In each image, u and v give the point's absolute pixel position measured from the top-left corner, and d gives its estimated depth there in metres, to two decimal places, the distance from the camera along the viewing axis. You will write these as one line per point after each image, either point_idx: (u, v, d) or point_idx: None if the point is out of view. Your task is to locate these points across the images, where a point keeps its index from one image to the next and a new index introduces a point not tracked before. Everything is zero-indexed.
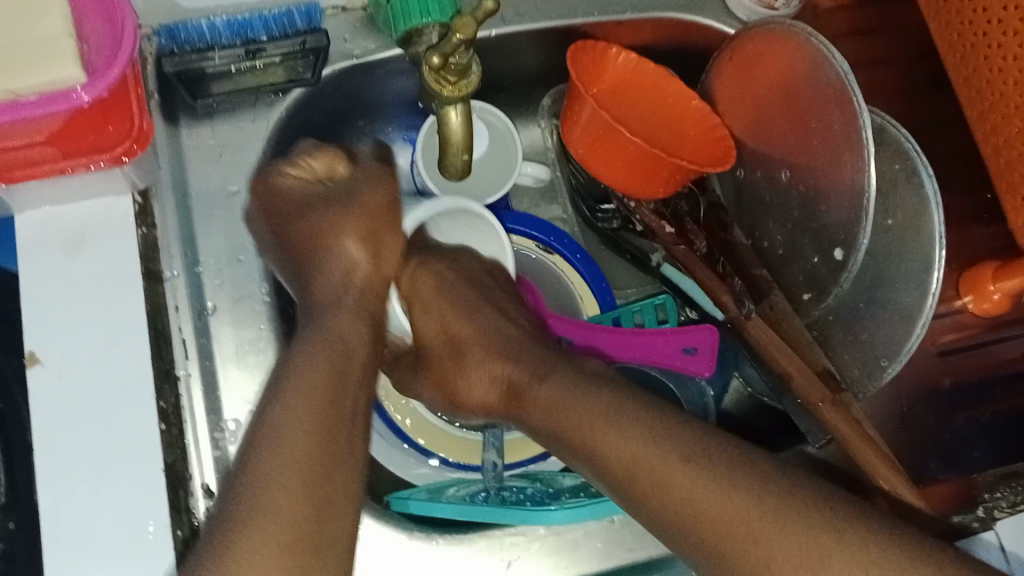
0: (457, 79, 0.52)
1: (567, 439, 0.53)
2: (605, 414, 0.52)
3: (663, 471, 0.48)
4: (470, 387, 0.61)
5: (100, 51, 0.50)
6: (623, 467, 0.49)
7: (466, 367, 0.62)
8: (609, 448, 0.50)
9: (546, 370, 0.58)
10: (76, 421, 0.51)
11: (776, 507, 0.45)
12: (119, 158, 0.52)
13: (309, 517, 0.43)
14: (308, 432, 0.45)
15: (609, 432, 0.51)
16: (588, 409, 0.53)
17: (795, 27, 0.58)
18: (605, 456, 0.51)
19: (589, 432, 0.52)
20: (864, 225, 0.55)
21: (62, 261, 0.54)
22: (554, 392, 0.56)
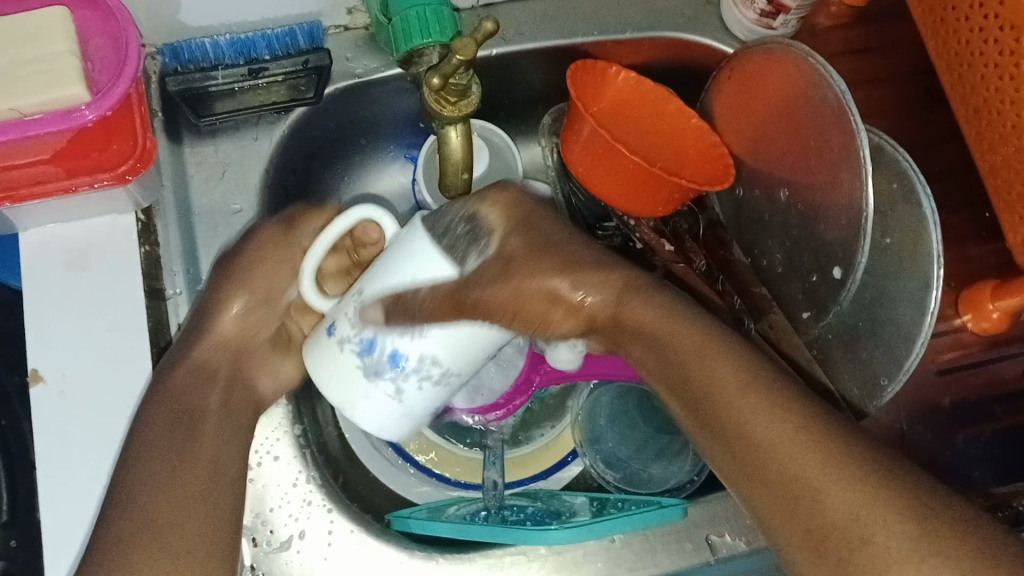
0: (457, 100, 0.52)
1: (671, 362, 0.51)
2: (723, 346, 0.50)
3: (765, 410, 0.47)
4: (578, 294, 0.54)
5: (102, 71, 0.51)
6: (725, 406, 0.48)
7: (570, 274, 0.54)
8: (722, 380, 0.49)
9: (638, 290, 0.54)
10: (77, 439, 0.52)
11: (819, 441, 0.45)
12: (123, 178, 0.52)
13: (203, 522, 0.49)
14: (225, 462, 0.52)
15: (712, 370, 0.49)
16: (683, 338, 0.51)
17: (793, 46, 0.58)
18: (713, 388, 0.49)
19: (670, 363, 0.51)
20: (862, 244, 0.55)
21: (66, 280, 0.55)
22: (638, 306, 0.53)
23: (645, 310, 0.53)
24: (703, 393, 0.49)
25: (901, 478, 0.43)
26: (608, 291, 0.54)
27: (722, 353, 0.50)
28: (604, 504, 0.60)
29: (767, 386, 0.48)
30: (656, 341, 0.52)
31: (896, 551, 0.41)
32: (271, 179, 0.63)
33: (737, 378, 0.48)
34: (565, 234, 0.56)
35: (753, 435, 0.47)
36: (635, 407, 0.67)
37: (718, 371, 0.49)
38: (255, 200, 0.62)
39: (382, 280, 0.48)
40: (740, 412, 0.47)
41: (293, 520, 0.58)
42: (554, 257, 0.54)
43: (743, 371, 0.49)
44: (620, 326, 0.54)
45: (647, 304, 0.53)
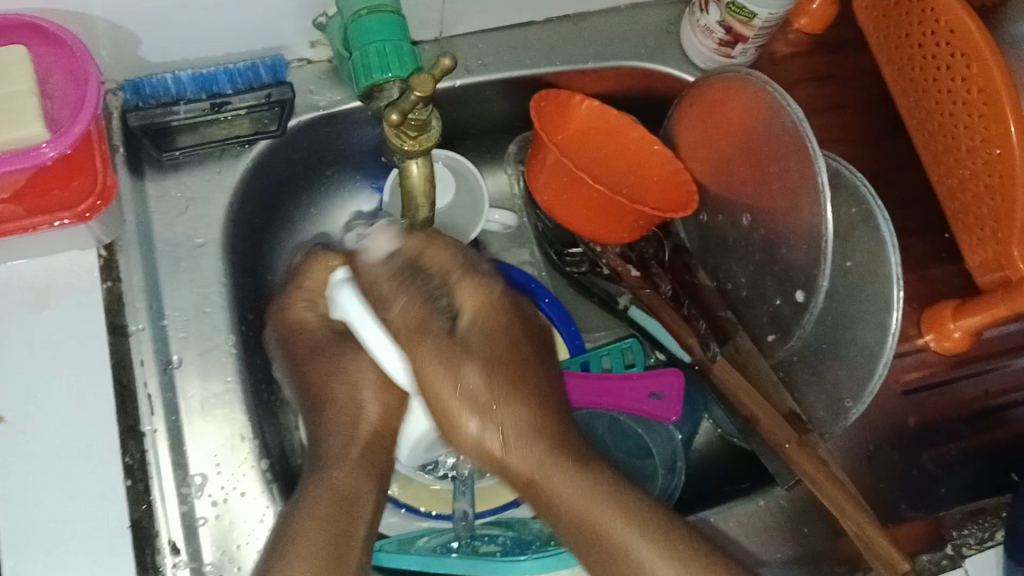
0: (417, 134, 0.53)
1: (578, 535, 0.52)
2: (584, 464, 0.52)
3: None
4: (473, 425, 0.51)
5: (63, 107, 0.51)
6: (610, 557, 0.51)
7: (455, 376, 0.49)
8: (589, 508, 0.51)
9: (509, 387, 0.51)
10: (39, 479, 0.51)
11: None
12: (83, 216, 0.52)
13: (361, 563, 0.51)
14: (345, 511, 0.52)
15: (577, 485, 0.51)
16: (569, 485, 0.51)
17: (750, 75, 0.59)
18: (606, 557, 0.51)
19: (580, 528, 0.52)
20: (822, 269, 0.56)
21: (25, 318, 0.54)
22: (563, 481, 0.51)
23: (570, 480, 0.51)
24: (604, 559, 0.52)
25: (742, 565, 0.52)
26: (532, 427, 0.51)
27: (618, 496, 0.52)
28: None
29: (644, 513, 0.52)
30: (567, 510, 0.51)
31: None
32: (234, 212, 0.63)
33: (650, 535, 0.51)
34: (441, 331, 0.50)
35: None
36: (602, 432, 0.67)
37: (624, 531, 0.51)
38: (220, 234, 0.62)
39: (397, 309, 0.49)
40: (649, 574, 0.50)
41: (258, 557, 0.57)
42: (477, 343, 0.50)
43: (655, 533, 0.51)
44: (536, 488, 0.52)
45: (572, 463, 0.52)
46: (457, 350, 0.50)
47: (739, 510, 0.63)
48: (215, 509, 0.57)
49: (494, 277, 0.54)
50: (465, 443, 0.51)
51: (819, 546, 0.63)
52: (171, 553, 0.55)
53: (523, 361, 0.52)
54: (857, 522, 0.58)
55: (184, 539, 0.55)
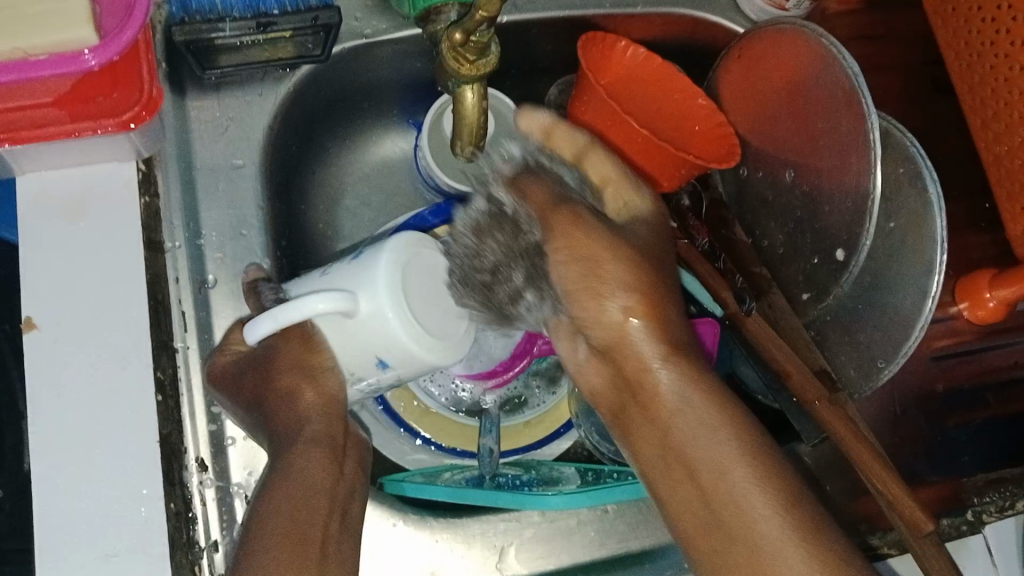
0: (475, 58, 0.52)
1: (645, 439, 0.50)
2: (701, 392, 0.48)
3: (720, 498, 0.46)
4: (607, 305, 0.48)
5: (112, 14, 0.50)
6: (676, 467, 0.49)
7: (595, 292, 0.48)
8: (680, 419, 0.48)
9: (664, 309, 0.49)
10: (72, 390, 0.51)
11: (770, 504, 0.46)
12: (126, 125, 0.51)
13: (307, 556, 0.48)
14: (312, 487, 0.50)
15: (682, 406, 0.48)
16: (688, 408, 0.48)
17: (805, 27, 0.58)
18: (673, 474, 0.48)
19: (671, 466, 0.49)
20: (867, 226, 0.55)
21: (61, 226, 0.54)
22: (664, 387, 0.49)
23: (683, 396, 0.48)
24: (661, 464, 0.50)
25: (771, 484, 0.46)
26: (675, 346, 0.49)
27: (726, 425, 0.48)
28: (597, 475, 0.61)
29: (737, 432, 0.48)
30: (670, 427, 0.49)
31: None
32: (275, 136, 0.62)
33: (736, 458, 0.47)
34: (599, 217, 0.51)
35: (736, 518, 0.46)
36: None
37: (714, 457, 0.47)
38: (259, 156, 0.61)
39: (307, 282, 0.53)
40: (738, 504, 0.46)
41: None
42: (636, 264, 0.48)
43: (742, 465, 0.47)
44: (644, 393, 0.49)
45: (684, 377, 0.48)
46: (594, 255, 0.48)
47: None
48: (243, 430, 0.57)
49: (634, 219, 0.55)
50: (596, 326, 0.49)
51: (838, 502, 0.63)
52: (198, 470, 0.55)
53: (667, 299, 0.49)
54: (884, 482, 0.58)
55: (211, 458, 0.55)
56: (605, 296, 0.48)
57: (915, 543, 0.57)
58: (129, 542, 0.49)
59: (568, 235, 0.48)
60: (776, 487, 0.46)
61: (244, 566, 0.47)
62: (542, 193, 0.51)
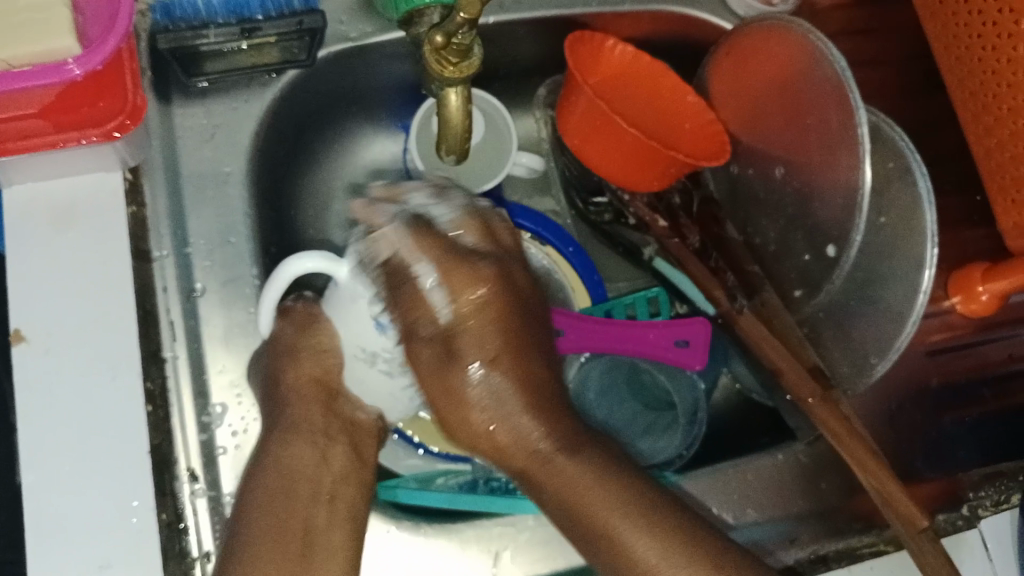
0: (459, 60, 0.52)
1: (562, 514, 0.51)
2: (566, 455, 0.51)
3: (631, 556, 0.48)
4: (467, 380, 0.49)
5: (94, 23, 0.49)
6: (580, 526, 0.50)
7: (454, 369, 0.49)
8: (555, 486, 0.50)
9: (495, 365, 0.50)
10: (61, 401, 0.50)
11: (676, 546, 0.48)
12: (111, 134, 0.50)
13: (291, 554, 0.49)
14: (305, 479, 0.52)
15: (559, 472, 0.50)
16: (551, 471, 0.51)
17: (792, 23, 0.58)
18: (562, 525, 0.51)
19: (577, 529, 0.50)
20: (857, 223, 0.55)
21: (46, 237, 0.53)
22: (554, 465, 0.51)
23: (562, 470, 0.50)
24: (565, 522, 0.51)
25: (661, 522, 0.49)
26: (525, 405, 0.50)
27: (603, 488, 0.50)
28: None
29: (607, 479, 0.50)
30: (558, 498, 0.51)
31: None
32: (261, 142, 0.62)
33: (628, 514, 0.49)
34: (456, 258, 0.48)
35: (638, 561, 0.48)
36: (623, 383, 0.68)
37: (605, 512, 0.49)
38: (246, 164, 0.61)
39: None
40: (641, 564, 0.48)
41: None
42: (495, 338, 0.49)
43: (648, 515, 0.49)
44: (536, 463, 0.51)
45: (547, 437, 0.51)
46: (438, 327, 0.48)
47: (758, 462, 0.64)
48: (234, 439, 0.58)
49: (480, 302, 0.48)
50: (466, 437, 0.52)
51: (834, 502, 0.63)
52: (189, 481, 0.54)
53: (520, 329, 0.51)
54: (879, 479, 0.58)
55: (202, 467, 0.55)
56: (459, 364, 0.49)
57: (911, 540, 0.57)
58: (120, 555, 0.49)
59: (444, 279, 0.47)
60: (675, 533, 0.49)
61: (226, 565, 0.48)
62: (434, 245, 0.47)
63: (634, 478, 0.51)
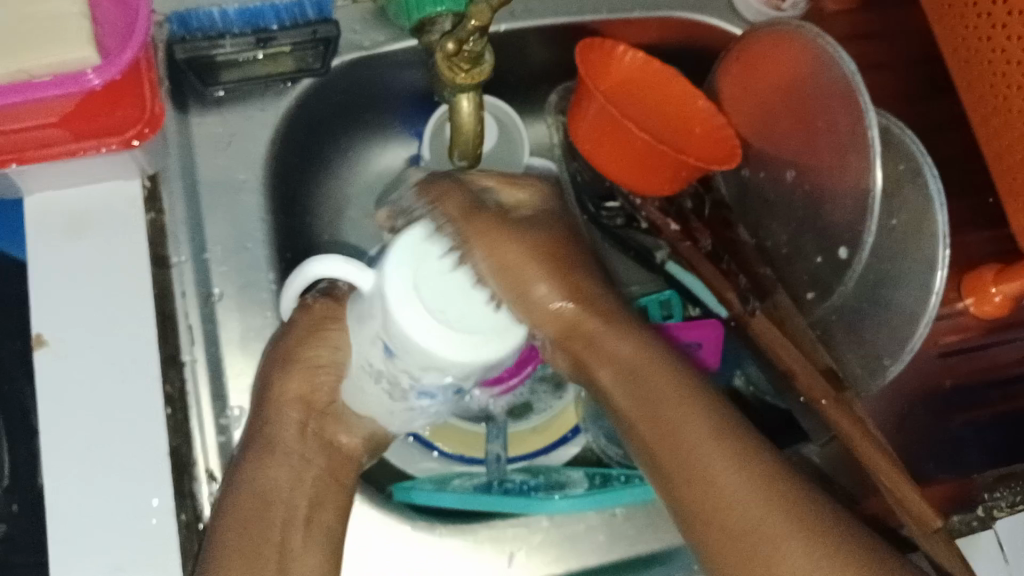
0: (470, 67, 0.52)
1: (645, 408, 0.53)
2: (648, 356, 0.54)
3: (714, 474, 0.50)
4: (542, 290, 0.51)
5: (113, 35, 0.50)
6: (654, 423, 0.52)
7: (536, 279, 0.51)
8: (642, 382, 0.53)
9: (561, 269, 0.53)
10: (82, 404, 0.51)
11: (760, 469, 0.51)
12: (130, 142, 0.51)
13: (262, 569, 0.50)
14: (282, 496, 0.53)
15: (648, 381, 0.53)
16: (631, 364, 0.53)
17: (801, 27, 0.58)
18: (628, 416, 0.54)
19: (653, 424, 0.52)
20: (868, 224, 0.55)
21: (67, 243, 0.54)
22: (609, 343, 0.54)
23: (628, 350, 0.54)
24: (637, 424, 0.53)
25: (744, 439, 0.52)
26: (595, 304, 0.54)
27: (694, 404, 0.52)
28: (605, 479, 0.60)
29: (695, 397, 0.53)
30: (635, 393, 0.53)
31: (795, 562, 0.48)
32: (277, 150, 0.63)
33: (698, 412, 0.52)
34: (509, 218, 0.52)
35: (712, 469, 0.51)
36: None
37: (689, 419, 0.52)
38: (261, 172, 0.62)
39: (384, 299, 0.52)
40: (716, 475, 0.50)
41: None
42: (563, 246, 0.54)
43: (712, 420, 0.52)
44: (596, 352, 0.54)
45: (607, 327, 0.54)
46: (522, 251, 0.51)
47: None
48: (252, 440, 0.58)
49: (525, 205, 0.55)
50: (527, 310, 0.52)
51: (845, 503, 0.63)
52: (207, 480, 0.55)
53: (568, 248, 0.54)
54: (891, 481, 0.58)
55: (220, 469, 0.56)
56: (528, 285, 0.51)
57: (922, 537, 0.57)
58: (139, 555, 0.49)
59: (477, 237, 0.49)
60: (748, 441, 0.52)
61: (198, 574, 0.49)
62: (457, 203, 0.50)
63: (713, 395, 0.53)
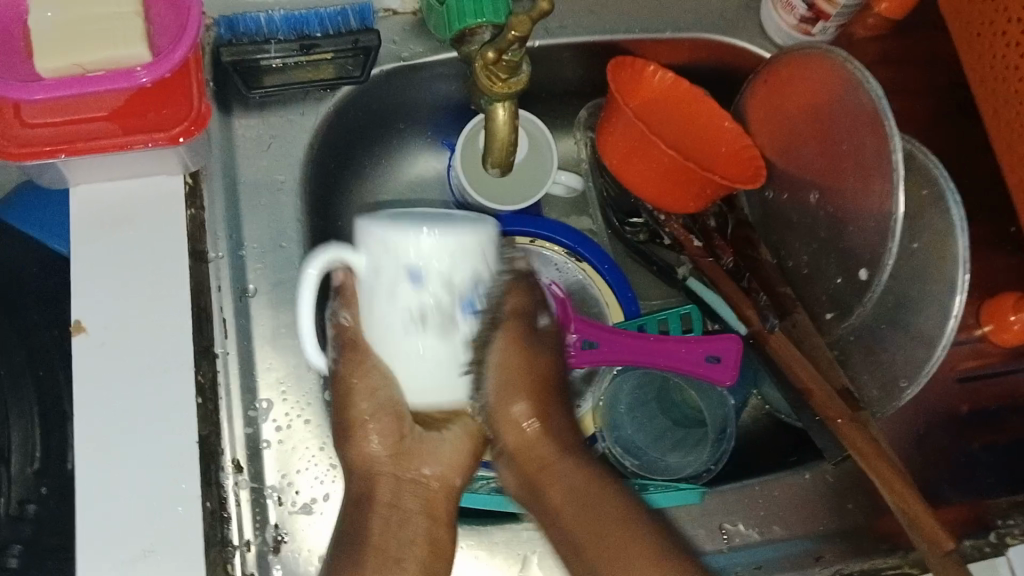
0: (507, 76, 0.54)
1: (574, 537, 0.52)
2: (600, 481, 0.53)
3: None
4: (510, 411, 0.52)
5: (163, 35, 0.52)
6: (582, 551, 0.51)
7: (502, 397, 0.52)
8: (562, 495, 0.53)
9: (537, 394, 0.53)
10: (118, 390, 0.53)
11: None
12: (176, 139, 0.53)
13: None
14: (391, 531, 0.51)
15: (583, 504, 0.52)
16: (565, 488, 0.53)
17: (829, 52, 0.60)
18: (564, 539, 0.52)
19: (581, 554, 0.52)
20: (889, 247, 0.56)
21: (110, 235, 0.56)
22: (564, 477, 0.53)
23: (572, 473, 0.53)
24: (572, 544, 0.52)
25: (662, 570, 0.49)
26: (555, 431, 0.54)
27: (627, 529, 0.51)
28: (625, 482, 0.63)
29: (629, 526, 0.51)
30: (576, 526, 0.52)
31: None
32: (314, 153, 0.65)
33: (625, 546, 0.50)
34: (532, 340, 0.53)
35: None
36: (653, 398, 0.69)
37: (615, 546, 0.50)
38: (298, 173, 0.64)
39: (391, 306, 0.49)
40: None
41: (316, 482, 0.60)
42: (539, 372, 0.53)
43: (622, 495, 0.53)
44: (547, 478, 0.53)
45: (563, 450, 0.54)
46: (500, 366, 0.51)
47: (786, 480, 0.64)
48: (278, 434, 0.60)
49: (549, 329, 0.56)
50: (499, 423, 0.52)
51: (858, 522, 0.64)
52: (234, 471, 0.57)
53: (557, 378, 0.55)
54: (903, 499, 0.59)
55: (246, 459, 0.58)
56: (505, 403, 0.52)
57: (935, 561, 0.57)
58: (165, 540, 0.51)
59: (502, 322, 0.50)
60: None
61: None
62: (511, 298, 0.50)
63: (654, 524, 0.51)
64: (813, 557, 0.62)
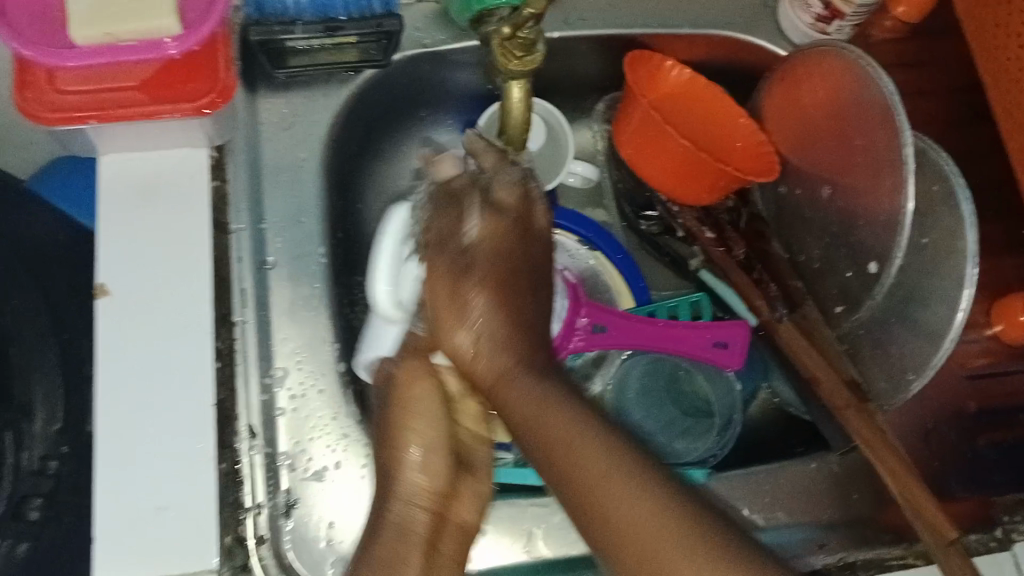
0: (524, 53, 0.55)
1: (545, 452, 0.46)
2: (560, 400, 0.47)
3: (605, 489, 0.43)
4: (454, 335, 0.50)
5: (194, 7, 0.54)
6: (551, 452, 0.45)
7: (452, 311, 0.50)
8: (522, 400, 0.48)
9: (476, 282, 0.50)
10: (138, 352, 0.54)
11: (649, 491, 0.42)
12: (202, 110, 0.55)
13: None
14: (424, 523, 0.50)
15: (540, 401, 0.47)
16: (527, 396, 0.48)
17: (846, 48, 0.60)
18: (537, 444, 0.46)
19: (554, 460, 0.45)
20: (900, 240, 0.57)
21: (136, 203, 0.58)
22: (519, 388, 0.48)
23: (526, 388, 0.48)
24: (543, 450, 0.46)
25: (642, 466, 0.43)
26: (504, 332, 0.50)
27: (590, 428, 0.45)
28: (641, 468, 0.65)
29: (592, 421, 0.45)
30: (539, 431, 0.46)
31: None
32: (336, 134, 0.67)
33: (597, 441, 0.44)
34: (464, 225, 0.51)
35: (602, 498, 0.43)
36: (662, 387, 0.69)
37: (585, 448, 0.44)
38: (320, 154, 0.65)
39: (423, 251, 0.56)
40: (609, 503, 0.42)
41: (328, 451, 0.61)
42: (490, 260, 0.51)
43: (600, 439, 0.44)
44: (500, 393, 0.49)
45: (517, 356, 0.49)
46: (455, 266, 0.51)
47: (792, 470, 0.66)
48: (292, 402, 0.62)
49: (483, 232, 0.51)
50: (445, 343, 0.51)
51: (865, 513, 0.65)
52: (249, 437, 0.57)
53: (517, 265, 0.52)
54: (911, 490, 0.59)
55: (261, 426, 0.58)
56: (457, 294, 0.50)
57: (940, 552, 0.57)
58: (177, 498, 0.52)
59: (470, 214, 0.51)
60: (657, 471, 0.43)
61: None
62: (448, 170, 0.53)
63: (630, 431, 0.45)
64: (817, 544, 0.62)
